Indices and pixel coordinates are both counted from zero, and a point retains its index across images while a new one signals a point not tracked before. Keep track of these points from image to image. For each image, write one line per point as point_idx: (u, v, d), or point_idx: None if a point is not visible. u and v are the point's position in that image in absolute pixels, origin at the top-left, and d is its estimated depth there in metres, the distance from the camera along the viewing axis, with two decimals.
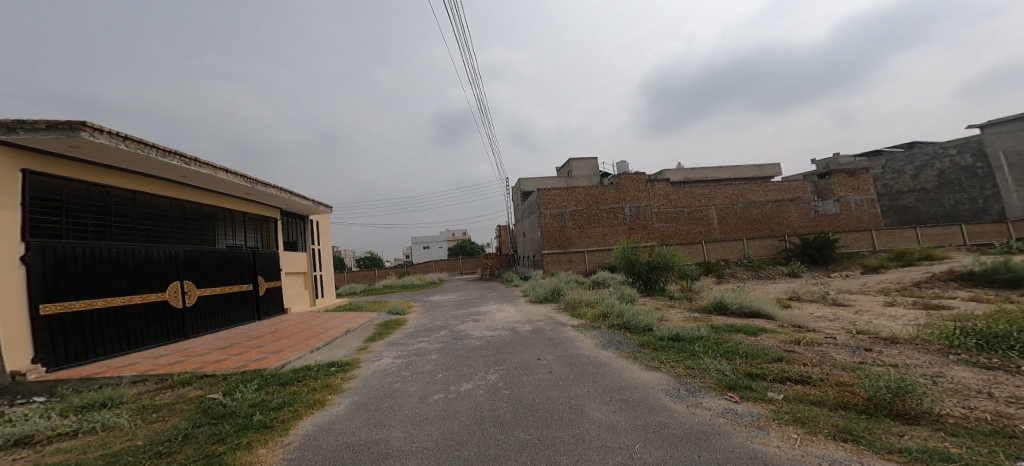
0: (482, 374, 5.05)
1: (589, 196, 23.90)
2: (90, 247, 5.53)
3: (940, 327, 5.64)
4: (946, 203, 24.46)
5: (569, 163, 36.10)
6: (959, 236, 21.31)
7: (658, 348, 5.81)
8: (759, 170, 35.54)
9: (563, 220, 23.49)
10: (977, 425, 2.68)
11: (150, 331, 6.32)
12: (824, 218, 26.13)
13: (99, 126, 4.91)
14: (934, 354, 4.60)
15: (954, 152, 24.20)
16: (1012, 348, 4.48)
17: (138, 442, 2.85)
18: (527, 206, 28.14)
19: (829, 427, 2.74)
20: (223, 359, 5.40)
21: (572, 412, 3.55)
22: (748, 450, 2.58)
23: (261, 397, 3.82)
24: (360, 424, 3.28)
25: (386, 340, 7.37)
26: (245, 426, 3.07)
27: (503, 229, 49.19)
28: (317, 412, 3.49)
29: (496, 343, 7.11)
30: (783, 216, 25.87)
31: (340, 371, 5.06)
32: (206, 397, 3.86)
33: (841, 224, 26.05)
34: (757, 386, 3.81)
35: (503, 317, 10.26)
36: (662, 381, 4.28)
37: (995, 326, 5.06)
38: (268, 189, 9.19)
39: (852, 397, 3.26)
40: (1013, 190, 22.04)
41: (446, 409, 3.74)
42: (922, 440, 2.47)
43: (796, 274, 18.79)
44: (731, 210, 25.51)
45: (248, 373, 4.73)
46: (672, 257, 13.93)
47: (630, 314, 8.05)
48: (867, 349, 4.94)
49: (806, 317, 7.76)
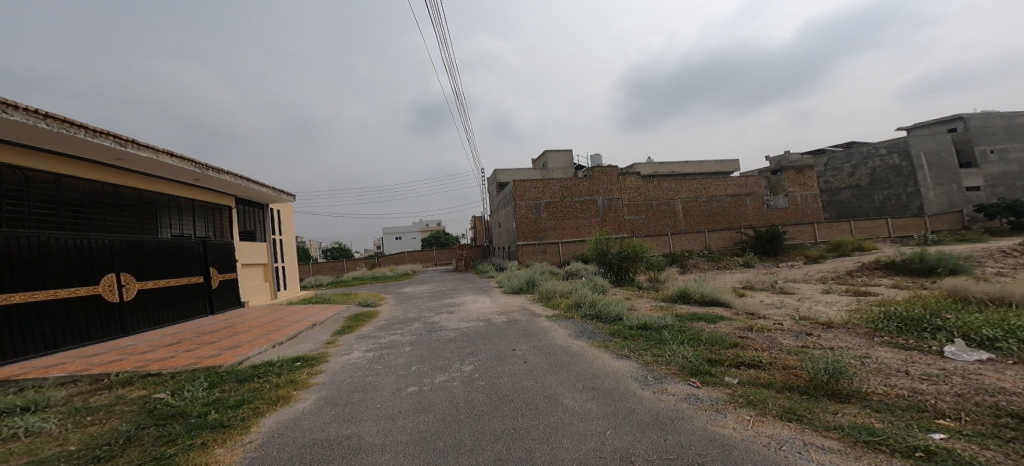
0: (456, 366, 5.05)
1: (563, 188, 24.20)
2: (6, 235, 5.14)
3: (867, 312, 6.14)
4: (877, 198, 26.66)
5: (544, 154, 36.33)
6: (886, 229, 22.98)
7: (628, 337, 5.98)
8: (722, 165, 37.10)
9: (538, 211, 23.69)
10: (896, 401, 2.94)
11: (81, 327, 5.93)
12: (775, 212, 27.54)
13: (14, 101, 4.50)
14: (863, 337, 5.01)
15: (884, 152, 26.27)
16: (925, 330, 4.93)
17: (70, 447, 2.68)
18: (502, 198, 28.30)
19: (776, 408, 2.93)
20: (169, 357, 5.13)
21: (546, 401, 3.62)
22: (708, 433, 2.71)
23: (214, 396, 3.67)
24: (328, 419, 3.23)
25: (356, 334, 7.21)
26: (199, 426, 2.94)
27: (479, 220, 48.97)
28: (281, 409, 3.40)
29: (471, 334, 7.13)
30: (741, 209, 27.08)
31: (306, 365, 4.94)
32: (152, 397, 3.67)
33: (788, 217, 27.65)
34: (716, 371, 4.02)
35: (478, 309, 10.29)
36: (630, 369, 4.43)
37: (913, 310, 5.57)
38: (220, 175, 8.75)
39: (796, 379, 3.49)
40: (930, 188, 24.52)
41: (421, 402, 3.72)
42: (853, 417, 2.69)
43: (750, 265, 19.90)
44: (695, 204, 26.50)
45: (200, 371, 4.53)
46: (641, 248, 14.38)
47: (601, 304, 8.30)
48: (808, 334, 5.31)
49: (759, 305, 8.26)
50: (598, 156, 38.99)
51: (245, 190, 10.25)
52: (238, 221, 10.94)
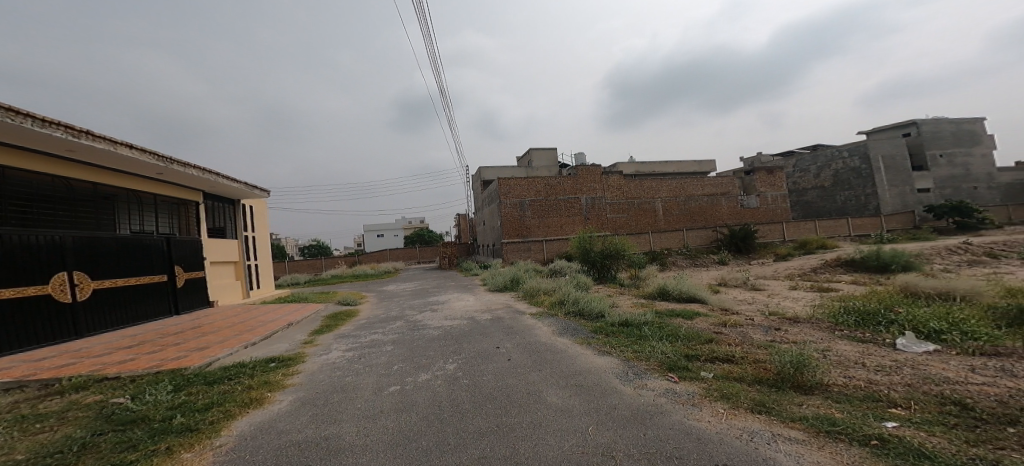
0: (439, 364, 5.02)
1: (549, 186, 24.31)
2: None
3: (829, 307, 6.42)
4: (839, 199, 28.01)
5: (529, 153, 36.42)
6: (845, 228, 24.06)
7: (610, 334, 6.07)
8: (700, 165, 37.97)
9: (523, 209, 23.74)
10: (854, 391, 3.08)
11: (28, 329, 5.66)
12: (748, 212, 28.40)
13: None
14: (825, 331, 5.21)
15: (846, 155, 27.76)
16: (878, 324, 5.20)
17: (20, 457, 2.55)
18: (486, 195, 28.23)
19: (748, 402, 3.02)
20: (130, 360, 4.93)
21: (529, 398, 3.65)
22: (686, 427, 2.77)
23: (180, 399, 3.54)
24: (306, 420, 3.16)
25: (336, 333, 7.09)
26: (163, 431, 2.84)
27: (463, 218, 48.73)
28: (254, 411, 3.32)
29: (455, 332, 7.10)
30: (717, 209, 27.77)
31: (282, 366, 4.82)
32: (111, 402, 3.53)
33: (760, 217, 28.55)
34: (693, 366, 4.11)
35: (462, 307, 10.25)
36: (612, 366, 4.48)
37: (869, 305, 5.88)
38: (185, 168, 8.45)
39: (764, 372, 3.62)
40: (886, 189, 26.16)
41: (403, 401, 3.68)
42: (815, 408, 2.80)
43: (725, 263, 20.47)
44: (675, 203, 27.04)
45: (165, 374, 4.37)
46: (623, 246, 14.61)
47: (584, 301, 8.40)
48: (776, 328, 5.50)
49: (733, 301, 8.53)
50: (581, 155, 39.38)
51: (213, 184, 9.93)
52: (207, 217, 10.60)
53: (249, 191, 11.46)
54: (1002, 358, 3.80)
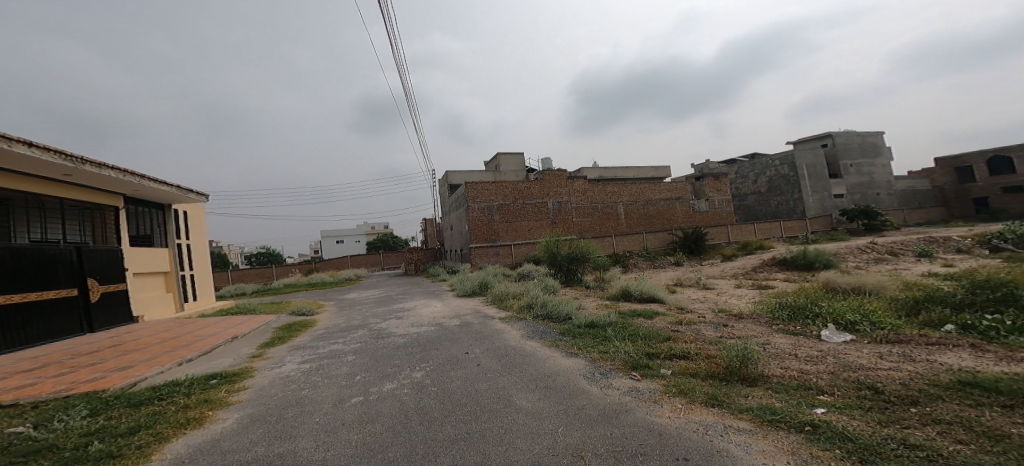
0: (406, 372, 4.88)
1: (516, 190, 24.47)
2: None
3: (767, 303, 7.09)
4: (773, 203, 31.10)
5: (496, 157, 36.51)
6: (778, 230, 25.96)
7: (577, 335, 6.15)
8: (658, 171, 39.59)
9: (492, 213, 23.70)
10: (790, 381, 3.35)
11: None
12: (699, 215, 30.02)
13: None
14: (766, 326, 5.73)
15: (777, 163, 30.55)
16: (808, 318, 5.82)
17: None
18: (454, 199, 28.04)
19: (702, 395, 3.16)
20: (34, 384, 4.44)
21: (498, 403, 3.63)
22: (648, 424, 2.84)
23: (98, 424, 3.23)
24: (257, 438, 2.97)
25: (289, 345, 6.74)
26: (76, 460, 2.57)
27: (430, 222, 48.06)
28: (191, 432, 3.08)
29: (422, 339, 6.94)
30: (673, 212, 29.11)
31: (225, 383, 4.52)
32: (8, 431, 3.15)
33: (709, 220, 30.28)
34: (653, 364, 4.25)
35: (429, 313, 10.04)
36: (579, 367, 4.54)
37: (800, 300, 6.55)
38: (101, 169, 7.73)
39: (716, 366, 3.81)
40: (809, 195, 29.08)
41: (367, 412, 3.55)
42: (759, 399, 2.99)
43: (681, 263, 21.46)
44: (636, 207, 28.08)
45: (80, 397, 3.98)
46: (588, 249, 14.96)
47: (552, 304, 8.49)
48: (725, 325, 5.84)
49: (689, 300, 8.96)
50: (547, 159, 39.92)
51: (137, 187, 9.18)
52: (129, 224, 9.80)
53: (181, 195, 10.70)
54: (903, 345, 4.44)
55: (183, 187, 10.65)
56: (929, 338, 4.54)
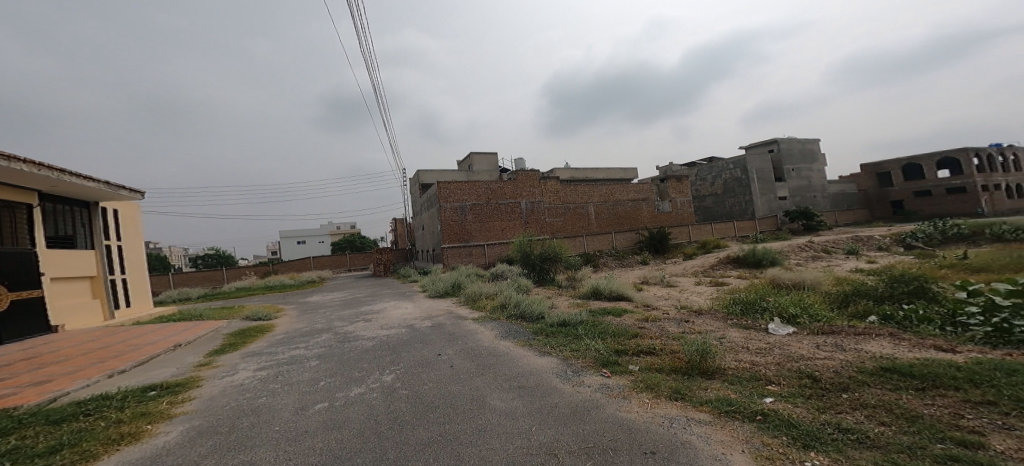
0: (375, 376, 4.78)
1: (488, 190, 24.41)
2: None
3: (722, 300, 7.82)
4: (727, 204, 33.38)
5: (469, 157, 36.31)
6: (732, 230, 27.94)
7: (549, 334, 6.24)
8: (626, 173, 40.66)
9: (464, 214, 23.54)
10: (744, 373, 3.65)
11: None
12: (664, 216, 31.11)
13: None
14: (722, 321, 6.25)
15: (731, 167, 32.86)
16: (758, 312, 6.44)
17: None
18: (425, 199, 27.85)
19: (666, 389, 3.34)
20: None
21: (472, 404, 3.62)
22: (617, 420, 2.92)
23: (16, 444, 2.98)
24: (208, 451, 2.84)
25: (242, 352, 6.47)
26: None
27: (400, 222, 47.22)
28: (127, 448, 2.91)
29: (392, 342, 6.80)
30: (639, 213, 30.02)
31: (167, 394, 4.29)
32: None
33: (673, 220, 31.45)
34: (622, 360, 4.39)
35: (399, 315, 9.85)
36: (552, 365, 4.62)
37: (751, 296, 7.18)
38: (11, 163, 7.08)
39: (678, 361, 4.03)
40: (758, 197, 31.48)
41: (332, 419, 3.45)
42: (717, 391, 3.24)
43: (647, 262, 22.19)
44: (605, 207, 28.76)
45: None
46: (560, 249, 15.20)
47: (525, 304, 8.53)
48: (686, 320, 6.20)
49: (654, 297, 9.35)
50: (520, 159, 40.17)
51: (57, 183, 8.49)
52: (47, 223, 9.05)
53: (112, 191, 10.02)
54: (834, 335, 5.05)
55: (112, 184, 9.97)
56: (855, 328, 5.22)
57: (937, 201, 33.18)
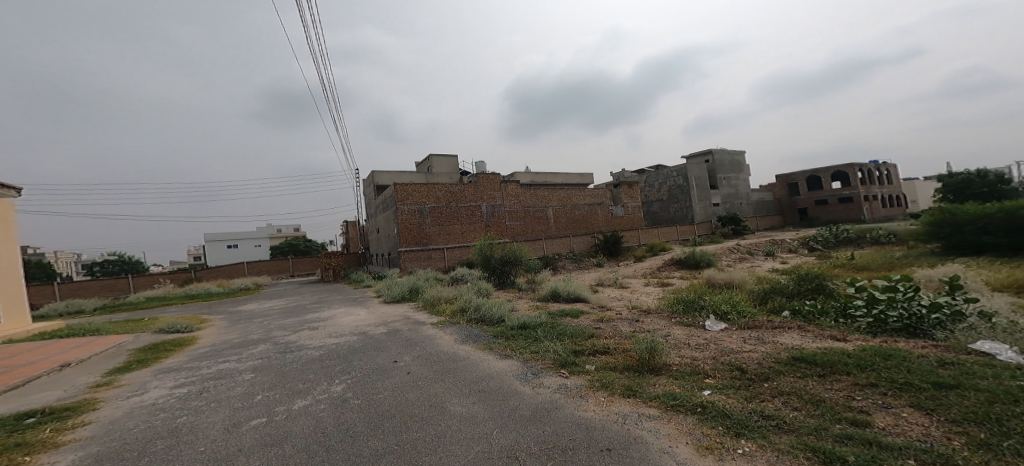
0: (323, 387, 4.71)
1: (448, 193, 24.22)
2: None
3: (667, 299, 8.95)
4: (672, 209, 36.23)
5: (429, 158, 35.89)
6: (676, 233, 30.44)
7: (509, 337, 6.45)
8: (583, 178, 41.99)
9: (423, 216, 23.19)
10: (685, 368, 4.41)
11: None
12: (618, 220, 32.57)
13: None
14: (667, 319, 7.19)
15: (675, 175, 35.74)
16: (697, 309, 7.50)
17: None
18: (380, 200, 27.06)
19: (620, 387, 3.99)
20: None
21: (432, 409, 3.76)
22: (578, 419, 3.34)
23: None
24: None
25: (153, 369, 6.14)
26: None
27: (353, 225, 45.52)
28: None
29: (341, 350, 6.64)
30: (595, 217, 31.20)
31: (59, 418, 4.06)
32: None
33: (625, 224, 32.98)
34: (579, 360, 4.96)
35: (351, 322, 9.62)
36: (513, 368, 4.93)
37: (693, 297, 8.25)
38: None
39: (630, 359, 4.78)
40: (697, 202, 34.59)
41: (273, 434, 3.41)
42: (663, 386, 3.94)
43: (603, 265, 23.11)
44: (564, 211, 29.60)
45: None
46: (520, 252, 15.40)
47: (485, 307, 8.60)
48: (637, 320, 7.08)
49: (608, 298, 10.01)
50: (482, 162, 40.34)
51: None
52: None
53: None
54: (756, 328, 6.09)
55: None
56: (772, 323, 6.26)
57: (833, 209, 38.90)
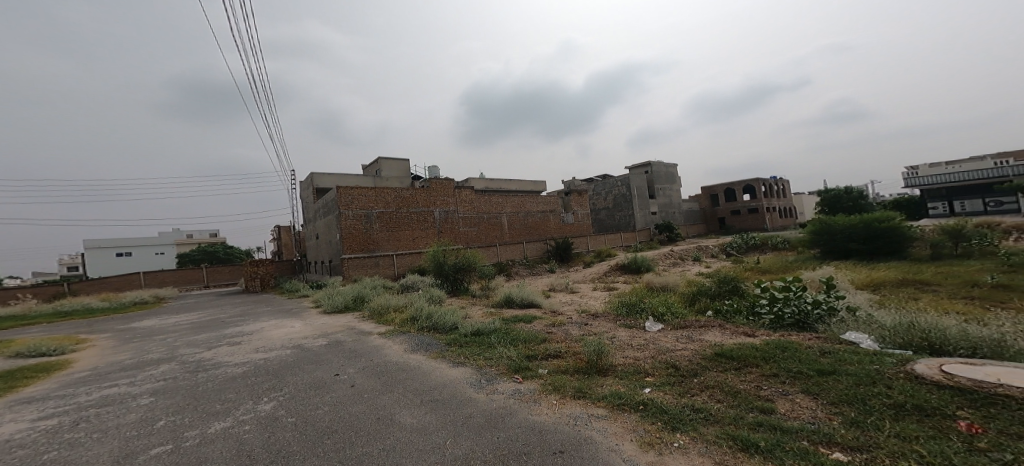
0: (249, 405, 4.47)
1: (398, 198, 23.68)
2: None
3: (613, 302, 9.57)
4: (617, 216, 38.22)
5: (377, 161, 34.78)
6: (621, 239, 32.31)
7: (463, 344, 6.63)
8: (535, 185, 42.90)
9: (370, 221, 22.39)
10: (628, 368, 4.80)
11: None
12: (569, 227, 33.68)
13: None
14: (613, 321, 7.71)
15: (619, 184, 37.86)
16: (638, 311, 8.14)
17: None
18: (320, 204, 25.66)
19: (570, 389, 4.26)
20: None
21: (381, 423, 3.73)
22: (531, 423, 3.51)
23: None
24: None
25: (16, 399, 5.39)
26: None
27: (286, 231, 42.55)
28: None
29: (269, 366, 6.28)
30: (547, 224, 32.02)
31: None
32: None
33: (576, 231, 34.23)
34: (532, 365, 5.22)
35: (283, 335, 9.10)
36: (466, 375, 5.07)
37: (636, 300, 8.92)
38: None
39: (579, 361, 5.12)
40: (638, 211, 36.95)
41: (189, 460, 3.20)
42: (610, 386, 4.26)
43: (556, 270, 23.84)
44: (518, 218, 30.12)
45: None
46: (474, 259, 15.49)
47: (437, 315, 8.61)
48: (586, 323, 7.56)
49: (559, 304, 10.50)
50: (435, 167, 39.90)
51: None
52: None
53: None
54: (687, 327, 6.76)
55: None
56: (700, 322, 6.98)
57: (743, 218, 43.51)
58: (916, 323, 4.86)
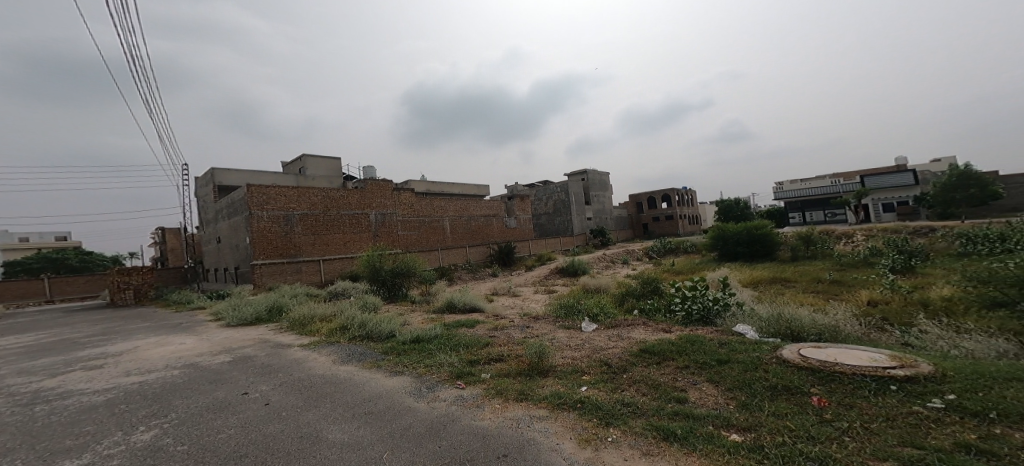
0: (121, 436, 3.78)
1: (325, 198, 22.14)
2: None
3: (555, 304, 9.82)
4: (557, 221, 39.60)
5: (301, 159, 32.08)
6: (558, 243, 33.57)
7: (401, 352, 6.38)
8: (478, 189, 42.79)
9: (289, 224, 20.44)
10: (568, 368, 4.96)
11: None
12: (513, 231, 34.03)
13: None
14: (554, 323, 7.91)
15: (559, 190, 39.43)
16: (579, 312, 8.47)
17: None
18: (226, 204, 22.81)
19: (513, 392, 4.28)
20: None
21: (303, 442, 3.39)
22: (475, 429, 3.45)
23: None
24: None
25: None
26: None
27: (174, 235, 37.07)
28: None
29: (146, 390, 5.38)
30: (489, 228, 32.00)
31: None
32: None
33: (519, 235, 34.71)
34: (474, 370, 5.19)
35: (170, 354, 7.89)
36: (403, 384, 4.87)
37: (578, 302, 9.29)
38: None
39: (522, 364, 5.18)
40: (575, 216, 38.61)
41: None
42: (552, 387, 4.35)
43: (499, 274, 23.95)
44: (460, 221, 29.86)
45: None
46: (413, 264, 15.02)
47: (372, 323, 8.18)
48: (529, 326, 7.68)
49: (502, 308, 10.55)
50: (370, 167, 37.90)
51: None
52: None
53: None
54: (617, 326, 7.19)
55: None
56: (625, 321, 7.45)
57: (662, 225, 47.94)
58: (784, 315, 5.66)
